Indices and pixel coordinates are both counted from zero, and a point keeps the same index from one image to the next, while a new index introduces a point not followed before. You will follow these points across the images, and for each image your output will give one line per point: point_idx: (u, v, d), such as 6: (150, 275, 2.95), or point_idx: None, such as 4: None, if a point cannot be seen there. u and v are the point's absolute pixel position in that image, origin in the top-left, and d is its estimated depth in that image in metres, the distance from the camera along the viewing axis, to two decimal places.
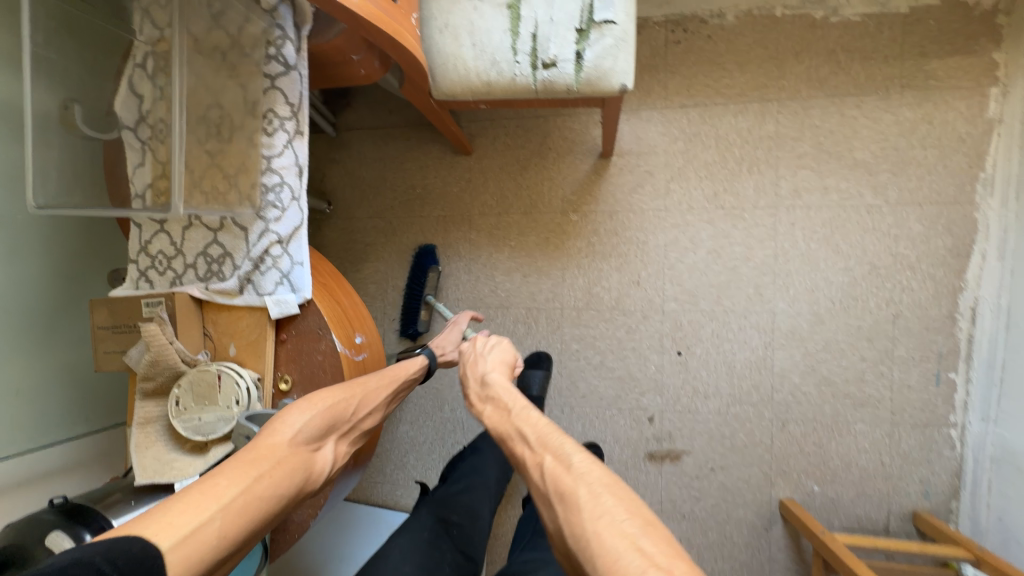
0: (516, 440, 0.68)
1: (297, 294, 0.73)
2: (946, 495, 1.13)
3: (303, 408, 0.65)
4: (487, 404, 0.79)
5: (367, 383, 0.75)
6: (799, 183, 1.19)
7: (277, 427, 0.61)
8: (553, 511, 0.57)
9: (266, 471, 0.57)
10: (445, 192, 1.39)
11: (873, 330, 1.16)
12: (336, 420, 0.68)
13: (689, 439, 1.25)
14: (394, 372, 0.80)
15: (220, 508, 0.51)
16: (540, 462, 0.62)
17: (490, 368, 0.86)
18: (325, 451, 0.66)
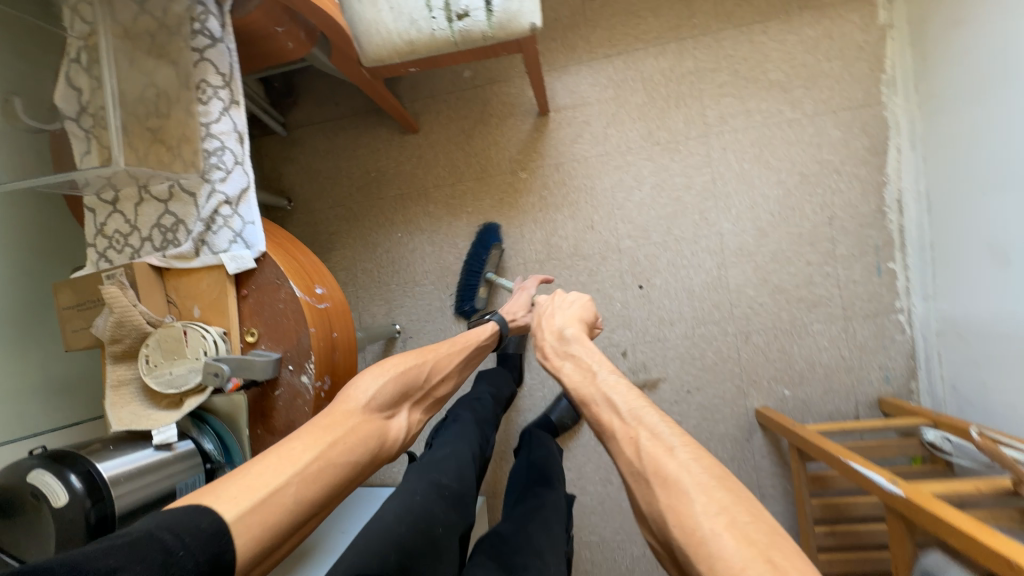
0: (602, 408, 0.68)
1: (252, 249, 0.77)
2: (905, 377, 1.20)
3: (376, 378, 0.75)
4: (566, 361, 0.83)
5: (436, 355, 0.87)
6: (724, 110, 1.27)
7: (352, 395, 0.70)
8: (645, 489, 0.57)
9: (345, 434, 0.65)
10: (399, 171, 1.44)
11: (813, 234, 1.24)
12: (406, 388, 0.78)
13: (663, 366, 1.30)
14: (466, 340, 0.95)
15: (298, 473, 0.57)
16: (636, 437, 0.61)
17: (568, 327, 0.90)
18: (396, 418, 0.76)
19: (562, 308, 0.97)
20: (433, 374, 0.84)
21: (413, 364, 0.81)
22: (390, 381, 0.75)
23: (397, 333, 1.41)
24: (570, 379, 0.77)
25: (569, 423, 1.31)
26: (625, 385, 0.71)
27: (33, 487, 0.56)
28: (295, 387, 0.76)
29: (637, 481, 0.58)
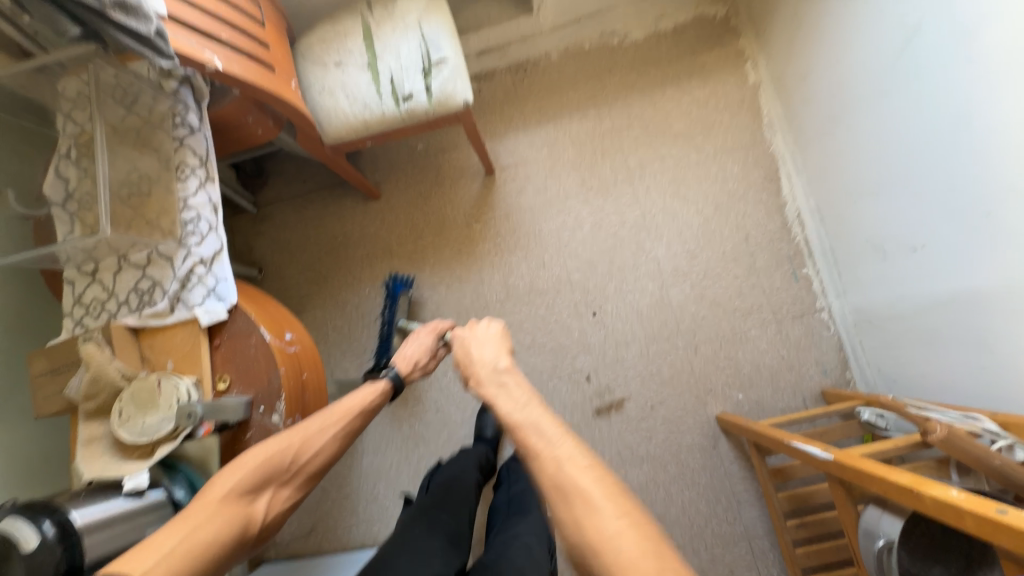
0: (530, 433, 0.66)
1: (224, 302, 0.85)
2: (839, 368, 1.32)
3: (231, 471, 0.69)
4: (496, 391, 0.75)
5: (306, 430, 0.78)
6: (642, 157, 1.49)
7: (212, 484, 0.67)
8: (567, 510, 0.58)
9: (202, 524, 0.63)
10: (364, 235, 1.57)
11: (735, 251, 1.41)
12: (270, 474, 0.72)
13: (625, 386, 1.38)
14: (347, 406, 0.84)
15: (163, 558, 0.57)
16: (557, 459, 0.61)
17: (496, 357, 0.81)
18: (261, 502, 0.71)
19: (484, 338, 0.87)
20: (305, 450, 0.76)
21: (279, 444, 0.74)
22: (247, 471, 0.70)
23: None
24: (496, 402, 0.72)
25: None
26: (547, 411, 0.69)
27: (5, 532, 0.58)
28: (266, 427, 0.81)
29: (557, 504, 0.59)
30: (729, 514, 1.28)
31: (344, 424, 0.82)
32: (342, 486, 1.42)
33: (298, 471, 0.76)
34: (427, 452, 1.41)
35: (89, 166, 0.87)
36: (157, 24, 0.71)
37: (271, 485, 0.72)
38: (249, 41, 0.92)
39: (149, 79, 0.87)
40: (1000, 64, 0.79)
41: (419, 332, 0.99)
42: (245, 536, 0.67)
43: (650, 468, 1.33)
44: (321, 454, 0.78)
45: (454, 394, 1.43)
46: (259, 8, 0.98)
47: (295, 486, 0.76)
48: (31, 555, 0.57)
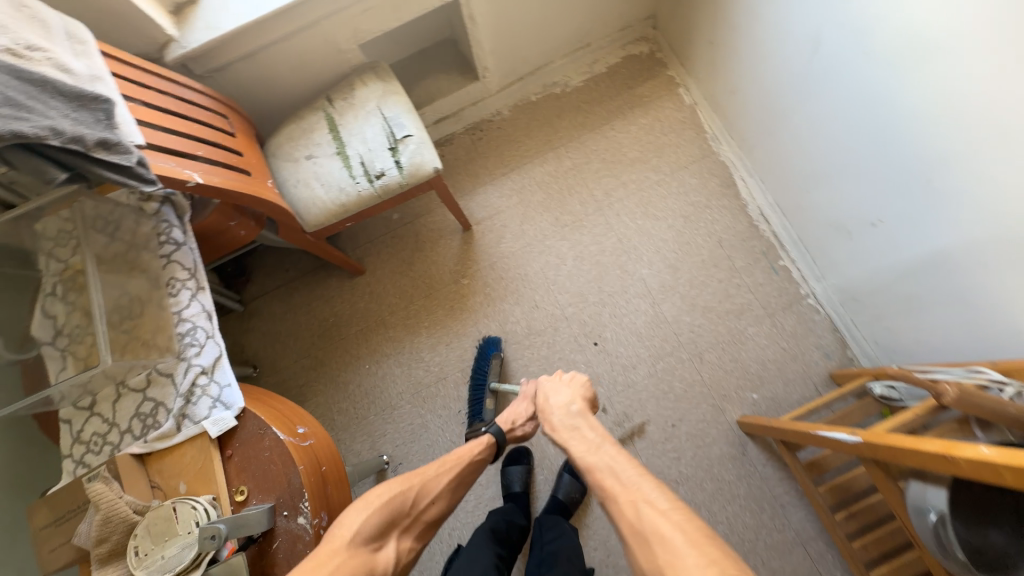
0: (608, 475, 0.80)
1: (231, 408, 0.83)
2: (839, 349, 1.36)
3: (360, 511, 0.79)
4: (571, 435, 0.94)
5: (426, 476, 0.90)
6: (607, 187, 1.58)
7: (341, 530, 0.76)
8: (649, 556, 0.66)
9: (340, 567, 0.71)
10: (355, 311, 1.57)
11: (713, 257, 1.48)
12: (394, 516, 0.82)
13: (642, 409, 1.37)
14: (457, 454, 0.96)
15: None
16: (636, 501, 0.73)
17: (570, 402, 1.00)
18: (387, 547, 0.81)
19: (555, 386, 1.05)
20: (422, 497, 0.87)
21: (400, 489, 0.85)
22: (376, 512, 0.80)
23: (386, 463, 1.39)
24: (571, 448, 0.90)
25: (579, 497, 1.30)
26: (621, 454, 0.84)
27: None
28: (293, 532, 0.77)
29: (638, 548, 0.68)
30: (776, 519, 1.25)
31: (457, 470, 0.94)
32: None
33: (415, 517, 0.86)
34: (457, 522, 1.35)
35: (77, 298, 0.87)
36: (138, 154, 0.75)
37: (394, 530, 0.82)
38: (223, 153, 0.97)
39: (131, 205, 0.92)
40: (906, 49, 0.89)
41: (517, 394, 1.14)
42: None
43: (687, 489, 1.30)
44: (436, 500, 0.89)
45: None
46: (228, 121, 1.05)
47: (413, 533, 0.85)
48: None
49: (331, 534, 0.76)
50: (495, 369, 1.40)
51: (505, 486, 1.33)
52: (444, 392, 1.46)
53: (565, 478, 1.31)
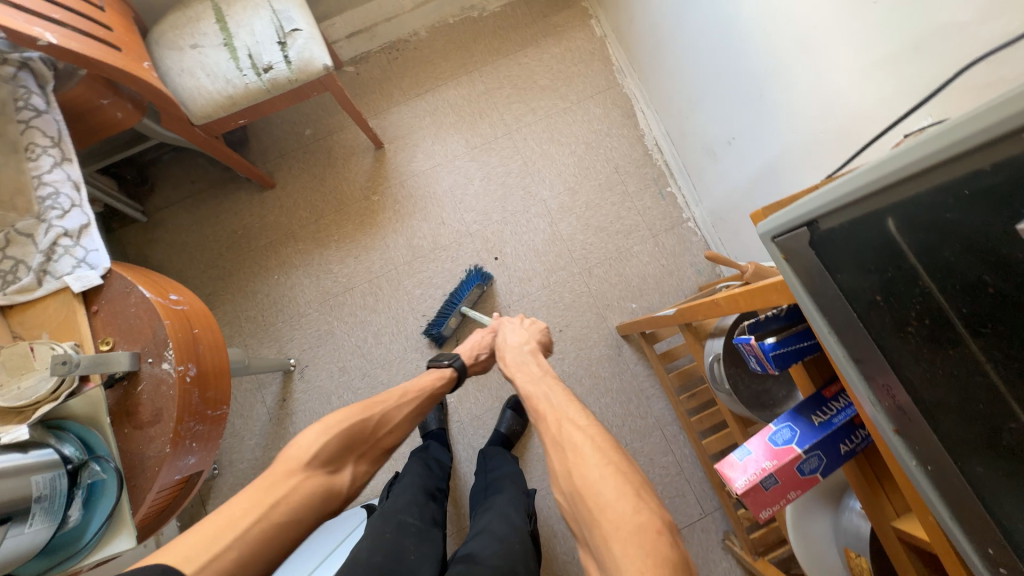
0: (540, 400, 0.86)
1: (96, 268, 0.86)
2: (710, 265, 1.53)
3: (320, 436, 0.81)
4: (517, 371, 0.99)
5: (386, 408, 0.93)
6: (516, 112, 1.64)
7: (298, 450, 0.79)
8: (559, 457, 0.72)
9: (288, 491, 0.73)
10: (263, 225, 1.59)
11: (609, 182, 1.59)
12: (352, 443, 0.85)
13: (533, 316, 1.50)
14: (418, 387, 1.02)
15: (238, 535, 0.65)
16: (558, 420, 0.78)
17: (524, 344, 1.08)
18: (344, 472, 0.82)
19: (515, 328, 1.14)
20: (383, 422, 0.91)
21: (360, 416, 0.88)
22: (334, 439, 0.82)
23: (292, 364, 1.47)
24: (519, 378, 0.97)
25: (519, 428, 1.39)
26: (561, 391, 0.88)
27: None
28: (157, 376, 0.83)
29: (552, 453, 0.74)
30: (640, 409, 1.43)
31: (417, 401, 0.99)
32: None
33: (374, 444, 0.89)
34: None
35: None
36: None
37: (350, 457, 0.84)
38: (86, 23, 0.95)
39: None
40: None
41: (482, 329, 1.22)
42: (325, 497, 0.77)
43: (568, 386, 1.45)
44: (393, 431, 0.93)
45: (377, 356, 1.49)
46: None
47: (369, 458, 0.88)
48: None
49: (288, 457, 0.78)
50: (471, 297, 1.46)
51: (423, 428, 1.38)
52: (351, 301, 1.53)
53: (507, 413, 1.41)
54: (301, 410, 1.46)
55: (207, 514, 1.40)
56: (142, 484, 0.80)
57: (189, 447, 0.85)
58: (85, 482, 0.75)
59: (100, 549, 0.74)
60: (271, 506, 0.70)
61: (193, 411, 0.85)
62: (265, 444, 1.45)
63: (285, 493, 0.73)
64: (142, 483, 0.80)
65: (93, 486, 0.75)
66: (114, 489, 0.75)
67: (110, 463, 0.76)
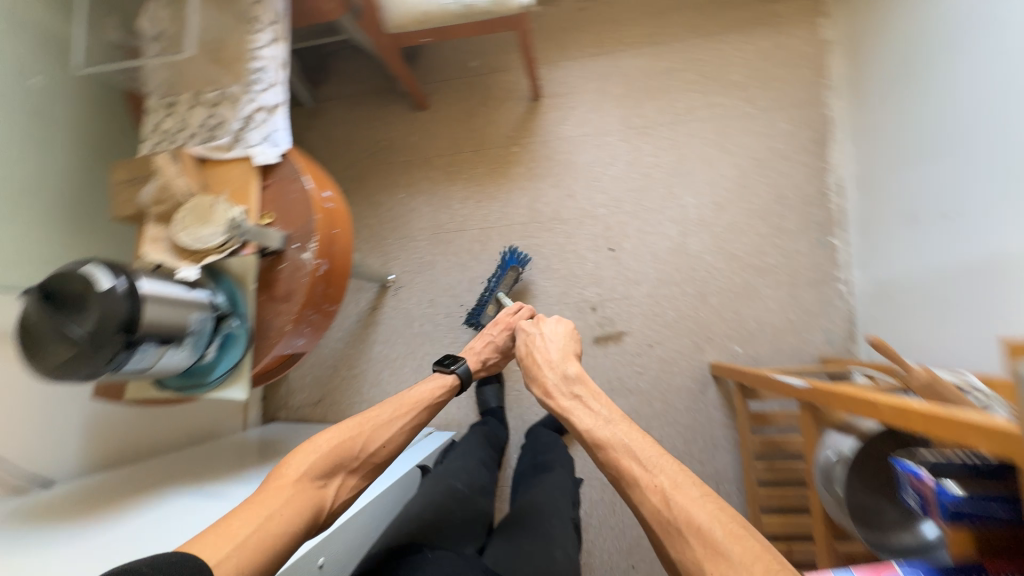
0: (623, 456, 0.66)
1: (277, 147, 0.94)
2: (845, 340, 1.33)
3: (305, 454, 0.77)
4: (573, 400, 0.81)
5: (373, 422, 0.87)
6: (690, 102, 1.48)
7: (284, 468, 0.75)
8: (678, 549, 0.56)
9: (279, 504, 0.69)
10: (406, 143, 1.64)
11: (765, 209, 1.41)
12: (341, 459, 0.80)
13: (628, 320, 1.43)
14: (413, 399, 0.95)
15: (236, 545, 0.62)
16: (659, 486, 0.60)
17: (567, 365, 0.87)
18: (332, 485, 0.78)
19: (555, 338, 0.97)
20: (372, 440, 0.85)
21: (349, 432, 0.83)
22: (323, 454, 0.78)
23: (391, 280, 1.56)
24: (575, 420, 0.75)
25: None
26: (637, 429, 0.69)
27: (85, 275, 0.67)
28: (297, 262, 0.91)
29: (666, 540, 0.57)
30: (702, 454, 1.34)
31: (409, 418, 0.92)
32: (352, 366, 1.57)
33: (364, 459, 0.83)
34: (431, 349, 1.52)
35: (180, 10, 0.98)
36: None
37: (340, 471, 0.79)
38: None
39: None
40: None
41: (492, 327, 1.15)
42: (315, 517, 0.73)
43: (636, 402, 1.39)
44: (387, 446, 0.86)
45: (466, 301, 1.53)
46: None
47: (360, 473, 0.83)
48: (106, 294, 0.67)
49: (274, 474, 0.74)
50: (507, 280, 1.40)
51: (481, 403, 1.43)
52: (459, 242, 1.56)
53: None
54: (386, 323, 1.57)
55: (287, 379, 1.60)
56: (262, 348, 0.89)
57: (302, 330, 0.94)
58: (225, 330, 0.86)
59: (219, 390, 0.85)
60: (265, 521, 0.67)
61: (314, 301, 0.93)
62: (348, 340, 1.59)
63: (281, 507, 0.69)
64: (263, 347, 0.89)
65: (229, 336, 0.87)
66: (243, 345, 0.86)
67: (246, 322, 0.86)
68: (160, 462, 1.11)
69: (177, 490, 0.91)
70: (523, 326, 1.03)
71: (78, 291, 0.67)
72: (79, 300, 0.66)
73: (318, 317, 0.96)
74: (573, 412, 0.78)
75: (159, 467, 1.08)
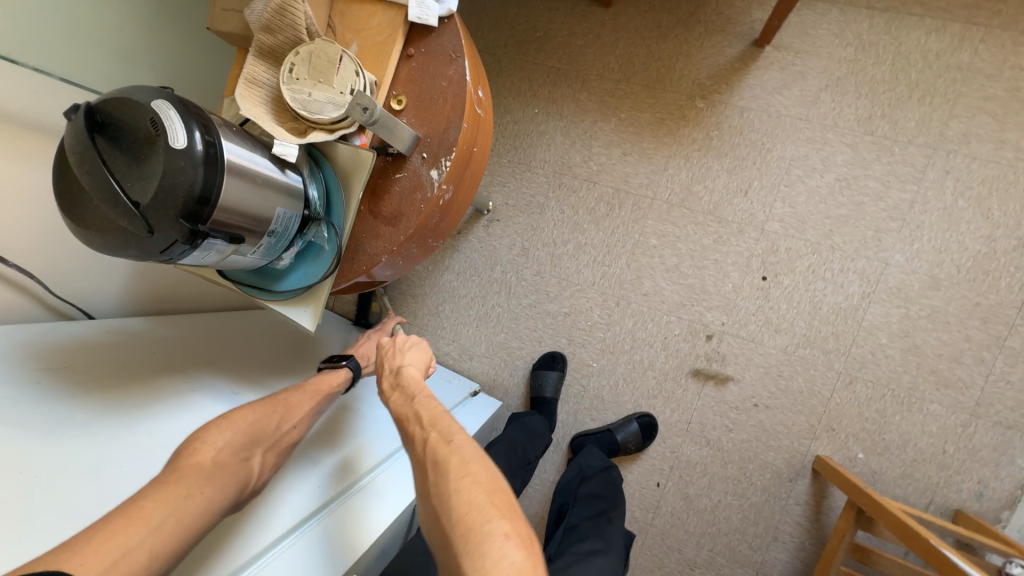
0: (410, 419, 0.68)
1: (442, 4, 0.64)
2: (1000, 503, 1.05)
3: (220, 430, 0.65)
4: (395, 391, 0.74)
5: (289, 398, 0.76)
6: (973, 128, 1.04)
7: (194, 448, 0.61)
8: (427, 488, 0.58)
9: (194, 489, 0.57)
10: (565, 44, 1.26)
11: (992, 311, 1.04)
12: (260, 433, 0.68)
13: (742, 367, 1.17)
14: (320, 380, 0.83)
15: (150, 529, 0.51)
16: (425, 436, 0.63)
17: (414, 362, 0.80)
18: (252, 462, 0.65)
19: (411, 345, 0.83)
20: (286, 418, 0.73)
21: (261, 410, 0.70)
22: (237, 430, 0.66)
23: (487, 210, 1.32)
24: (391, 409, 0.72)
25: (632, 449, 1.19)
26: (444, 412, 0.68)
27: (153, 115, 0.46)
28: (418, 179, 0.67)
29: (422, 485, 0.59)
30: (756, 541, 1.16)
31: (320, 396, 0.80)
32: (415, 285, 1.40)
33: (280, 440, 0.71)
34: (504, 303, 1.33)
35: None
36: None
37: (261, 446, 0.67)
38: None
39: None
40: None
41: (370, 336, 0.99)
42: (234, 502, 0.61)
43: (708, 456, 1.19)
44: (302, 426, 0.75)
45: (562, 267, 1.28)
46: None
47: (280, 453, 0.71)
48: (176, 157, 0.46)
49: (187, 451, 0.61)
50: None
51: (536, 387, 1.25)
52: (582, 195, 1.27)
53: (631, 425, 1.20)
54: (465, 253, 1.35)
55: None
56: (343, 273, 0.70)
57: (395, 263, 0.72)
58: (308, 238, 0.66)
59: (286, 306, 0.68)
60: (183, 500, 0.55)
61: (423, 235, 0.71)
62: None
63: (201, 484, 0.58)
64: (344, 273, 0.70)
65: (312, 246, 0.67)
66: (325, 264, 0.66)
67: (337, 238, 0.65)
68: (197, 319, 0.99)
69: (211, 387, 0.80)
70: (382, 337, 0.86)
71: (134, 134, 0.46)
72: (133, 151, 0.45)
73: (417, 253, 0.75)
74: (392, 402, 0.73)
75: (199, 325, 0.97)
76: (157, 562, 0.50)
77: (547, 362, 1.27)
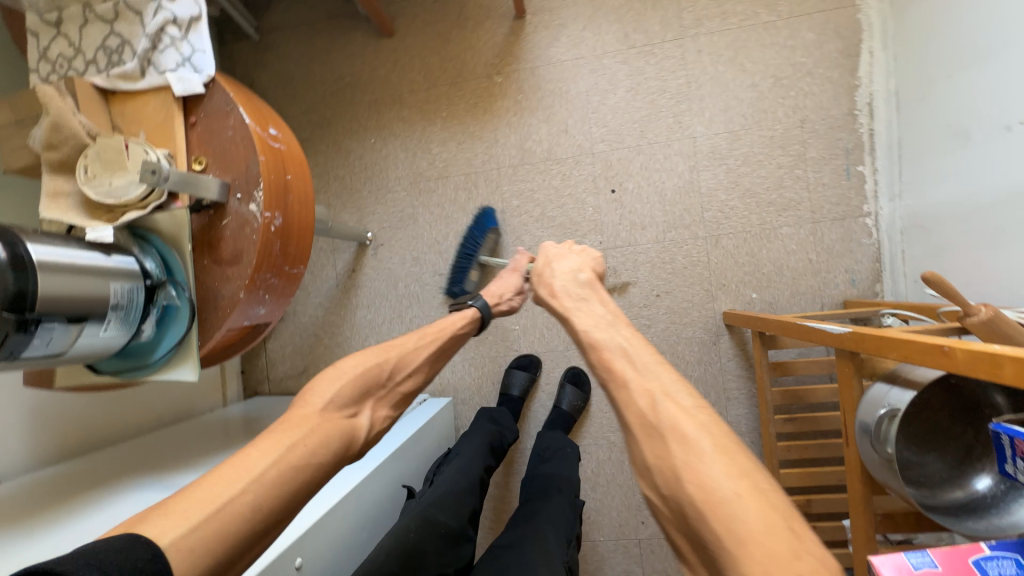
0: (617, 356, 0.60)
1: (201, 74, 0.75)
2: (870, 280, 1.21)
3: (331, 382, 0.69)
4: (573, 302, 0.76)
5: (403, 347, 0.80)
6: (700, 12, 1.27)
7: (307, 401, 0.66)
8: (651, 446, 0.50)
9: (303, 436, 0.59)
10: (372, 77, 1.41)
11: (784, 137, 1.24)
12: (370, 380, 0.72)
13: (633, 270, 1.30)
14: (439, 328, 0.88)
15: (253, 480, 0.52)
16: (649, 389, 0.54)
17: (577, 269, 0.83)
18: (362, 416, 0.69)
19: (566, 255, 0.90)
20: (400, 366, 0.77)
21: (376, 358, 0.75)
22: (344, 383, 0.69)
23: (368, 238, 1.41)
24: (575, 316, 0.72)
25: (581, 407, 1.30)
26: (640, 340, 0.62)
27: None
28: (243, 216, 0.75)
29: (637, 433, 0.52)
30: (715, 409, 1.26)
31: (435, 343, 0.85)
32: (335, 334, 1.44)
33: (393, 389, 0.76)
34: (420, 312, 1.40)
35: None
36: None
37: (368, 400, 0.71)
38: None
39: None
40: None
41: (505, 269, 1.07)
42: (348, 451, 0.64)
43: None
44: (414, 373, 0.79)
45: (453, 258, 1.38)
46: None
47: (390, 403, 0.75)
48: None
49: (298, 403, 0.65)
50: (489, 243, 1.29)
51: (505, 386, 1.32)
52: (441, 191, 1.39)
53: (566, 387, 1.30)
54: (368, 285, 1.43)
55: (267, 351, 1.49)
56: (211, 322, 0.76)
57: (261, 297, 0.79)
58: (162, 303, 0.72)
59: (167, 372, 0.73)
60: (285, 453, 0.57)
61: (272, 262, 0.78)
62: (328, 306, 1.45)
63: (304, 437, 0.60)
64: (212, 321, 0.76)
65: (169, 309, 0.73)
66: (185, 319, 0.72)
67: (186, 293, 0.72)
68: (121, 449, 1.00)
69: (135, 482, 0.84)
70: (541, 245, 0.94)
71: None
72: None
73: (280, 283, 0.82)
74: (574, 313, 0.73)
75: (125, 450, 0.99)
76: (258, 517, 0.51)
77: (523, 365, 1.33)
